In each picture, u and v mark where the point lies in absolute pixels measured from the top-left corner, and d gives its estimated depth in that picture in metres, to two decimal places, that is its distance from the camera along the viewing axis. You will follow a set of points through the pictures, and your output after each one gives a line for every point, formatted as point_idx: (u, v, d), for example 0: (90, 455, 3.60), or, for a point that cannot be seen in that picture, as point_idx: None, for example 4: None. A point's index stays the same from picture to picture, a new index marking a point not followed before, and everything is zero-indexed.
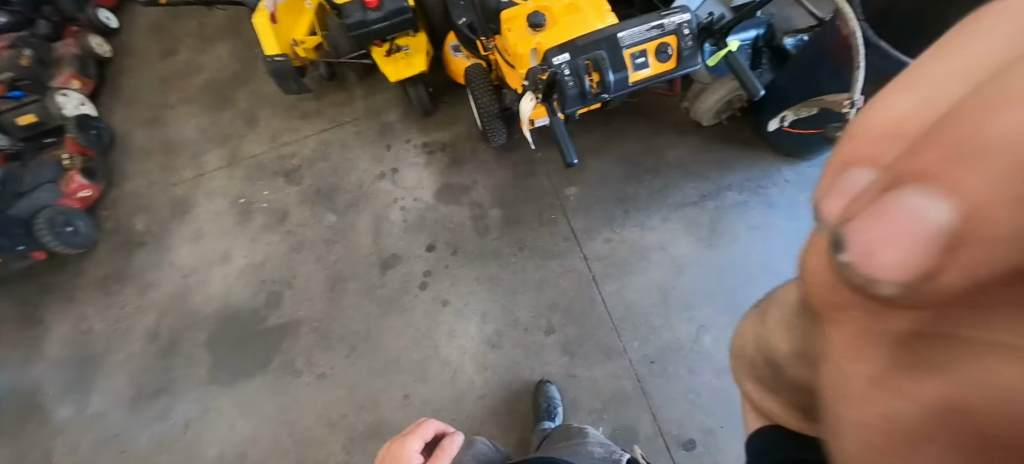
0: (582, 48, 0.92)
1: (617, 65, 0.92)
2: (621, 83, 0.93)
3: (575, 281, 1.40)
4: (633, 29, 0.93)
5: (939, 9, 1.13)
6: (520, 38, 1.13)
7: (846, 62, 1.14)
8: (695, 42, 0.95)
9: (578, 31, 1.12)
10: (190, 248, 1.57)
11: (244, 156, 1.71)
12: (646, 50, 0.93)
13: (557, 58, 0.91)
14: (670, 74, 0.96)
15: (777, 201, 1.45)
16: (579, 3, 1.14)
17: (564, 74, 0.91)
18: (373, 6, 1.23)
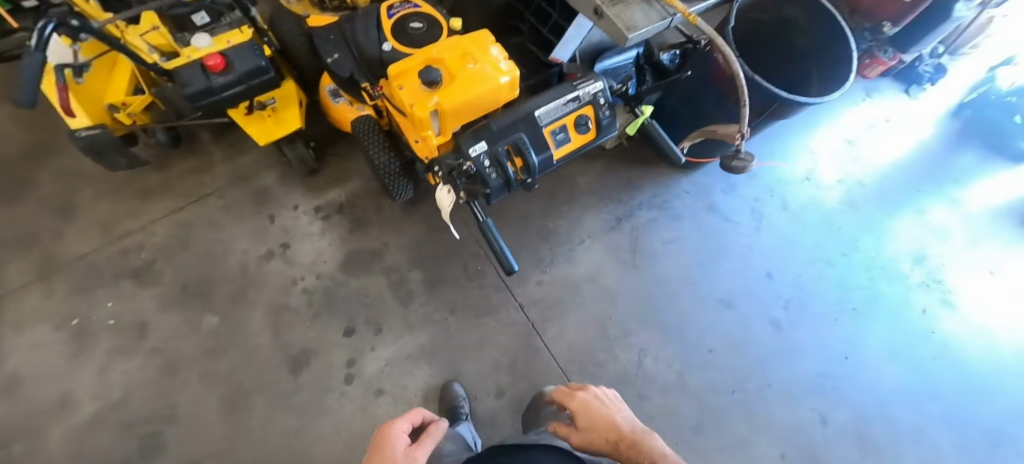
0: (499, 133, 0.81)
1: (540, 146, 0.82)
2: (547, 163, 0.83)
3: (515, 332, 1.33)
4: (549, 105, 0.84)
5: (789, 35, 1.36)
6: (415, 98, 1.00)
7: (730, 94, 1.22)
8: (612, 110, 0.89)
9: (479, 87, 1.02)
10: (4, 403, 1.16)
11: (64, 259, 1.30)
12: (566, 125, 0.84)
13: (473, 147, 0.80)
14: (592, 143, 0.89)
15: (682, 212, 1.55)
16: (473, 54, 1.04)
17: (485, 165, 0.77)
18: (218, 69, 0.98)
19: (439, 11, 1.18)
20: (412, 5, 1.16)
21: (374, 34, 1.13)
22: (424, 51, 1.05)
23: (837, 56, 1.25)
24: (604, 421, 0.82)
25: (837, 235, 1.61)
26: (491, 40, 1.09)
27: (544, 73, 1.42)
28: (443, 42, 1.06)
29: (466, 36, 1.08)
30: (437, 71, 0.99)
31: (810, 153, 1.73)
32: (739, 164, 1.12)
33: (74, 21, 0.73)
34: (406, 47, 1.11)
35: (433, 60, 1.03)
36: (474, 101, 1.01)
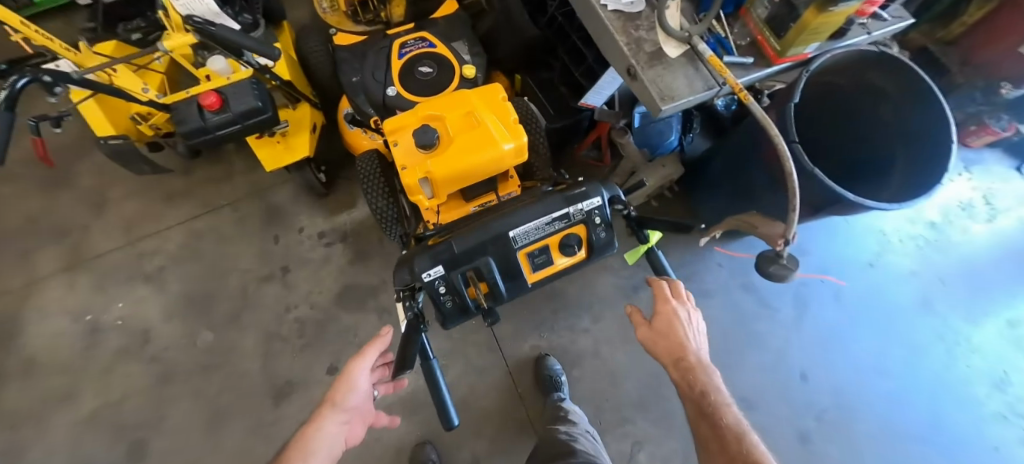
0: (459, 256, 0.63)
1: (509, 274, 0.66)
2: (515, 291, 0.68)
3: (502, 398, 1.25)
4: (529, 225, 0.65)
5: (870, 105, 1.14)
6: (409, 160, 0.92)
7: (781, 181, 1.00)
8: (610, 229, 0.69)
9: (477, 155, 0.89)
10: (23, 386, 1.25)
11: (88, 255, 1.36)
12: (546, 248, 0.67)
13: (426, 272, 0.62)
14: (579, 266, 0.72)
15: (712, 288, 1.38)
16: (478, 113, 0.93)
17: (438, 293, 0.64)
18: (213, 107, 0.95)
19: (454, 51, 1.23)
20: (426, 44, 1.22)
21: (380, 75, 1.18)
22: (428, 105, 0.96)
23: (931, 143, 1.02)
24: (676, 335, 0.75)
25: (897, 339, 1.37)
26: (503, 97, 0.98)
27: (575, 116, 1.31)
28: (450, 97, 0.96)
29: (477, 90, 0.97)
30: (433, 133, 0.89)
31: (882, 234, 1.48)
32: (779, 270, 0.94)
33: (47, 76, 0.72)
34: (410, 92, 1.17)
35: (435, 118, 0.94)
36: (470, 170, 0.90)
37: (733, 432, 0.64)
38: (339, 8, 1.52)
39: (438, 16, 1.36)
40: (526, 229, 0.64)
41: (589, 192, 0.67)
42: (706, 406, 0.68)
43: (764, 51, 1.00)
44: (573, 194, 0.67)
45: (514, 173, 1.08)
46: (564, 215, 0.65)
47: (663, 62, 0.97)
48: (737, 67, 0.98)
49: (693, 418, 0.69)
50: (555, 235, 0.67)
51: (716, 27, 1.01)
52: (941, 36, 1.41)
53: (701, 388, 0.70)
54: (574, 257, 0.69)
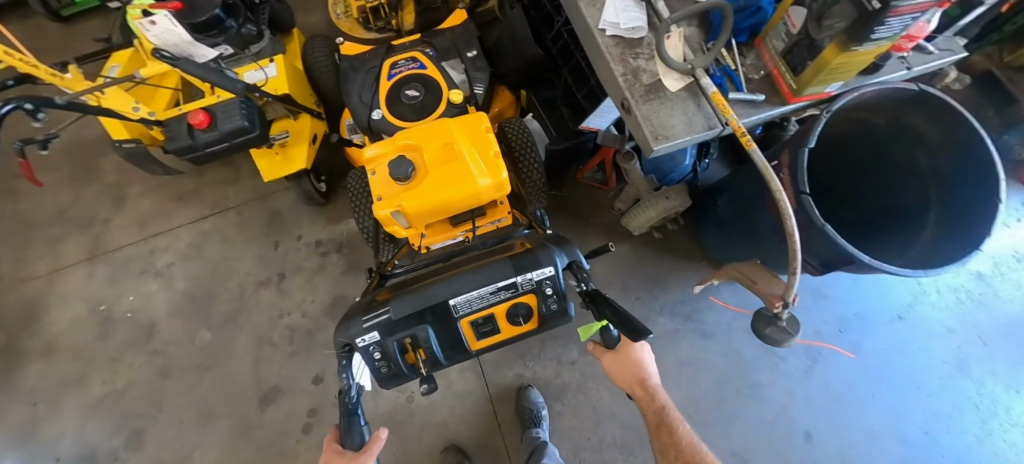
0: (397, 323, 0.69)
1: (447, 339, 0.72)
2: (455, 355, 0.74)
3: (479, 426, 1.22)
4: (471, 294, 0.70)
5: (907, 148, 1.00)
6: (384, 190, 0.89)
7: (779, 231, 0.97)
8: (559, 299, 0.74)
9: (452, 190, 0.86)
10: (42, 366, 1.35)
11: (107, 247, 1.45)
12: (490, 316, 0.73)
13: (362, 337, 0.69)
14: (526, 333, 0.77)
15: (713, 330, 1.29)
16: (457, 144, 0.89)
17: (373, 357, 0.71)
18: (202, 126, 0.97)
19: (444, 71, 1.20)
20: (416, 65, 1.19)
21: (368, 97, 1.18)
22: (408, 133, 0.94)
23: (975, 199, 0.87)
24: (636, 367, 0.84)
25: (921, 403, 1.24)
26: (487, 127, 0.94)
27: (576, 138, 1.26)
28: (431, 125, 0.93)
29: (460, 118, 0.95)
30: (408, 166, 0.86)
31: (917, 284, 1.33)
32: (775, 334, 0.85)
33: (29, 103, 0.75)
34: (394, 115, 1.15)
35: (414, 148, 0.91)
36: (444, 206, 0.87)
37: (687, 443, 0.78)
38: (351, 15, 1.53)
39: (444, 28, 1.30)
40: (467, 299, 0.69)
41: (540, 261, 0.71)
42: (667, 426, 0.80)
43: (778, 87, 0.87)
44: (524, 263, 0.71)
45: (504, 200, 1.01)
46: (510, 284, 0.70)
47: (661, 95, 0.87)
48: (746, 104, 0.86)
49: (653, 432, 0.81)
50: (500, 303, 0.72)
51: (725, 57, 0.89)
52: (1009, 61, 1.38)
53: (658, 409, 0.82)
54: (518, 324, 0.74)
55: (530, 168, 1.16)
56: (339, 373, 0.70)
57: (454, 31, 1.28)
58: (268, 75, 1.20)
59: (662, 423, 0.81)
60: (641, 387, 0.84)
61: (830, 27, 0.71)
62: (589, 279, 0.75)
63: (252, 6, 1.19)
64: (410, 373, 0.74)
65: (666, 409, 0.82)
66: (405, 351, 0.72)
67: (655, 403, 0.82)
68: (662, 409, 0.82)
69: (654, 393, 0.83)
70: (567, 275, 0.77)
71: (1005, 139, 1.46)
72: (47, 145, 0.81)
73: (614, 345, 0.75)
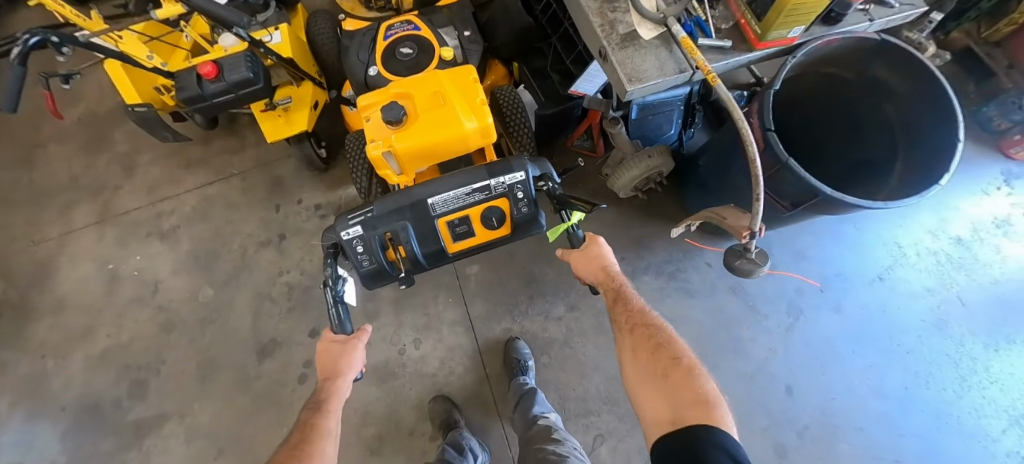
0: (379, 218, 0.78)
1: (425, 237, 0.81)
2: (433, 253, 0.84)
3: (468, 377, 1.26)
4: (448, 194, 0.79)
5: (877, 100, 1.05)
6: (375, 133, 0.94)
7: (744, 180, 1.06)
8: (528, 204, 0.83)
9: (439, 134, 0.92)
10: (51, 322, 1.41)
11: (116, 211, 1.51)
12: (466, 217, 0.82)
13: (346, 231, 0.78)
14: (499, 238, 0.87)
15: (697, 288, 1.33)
16: (445, 94, 0.96)
17: (356, 250, 0.79)
18: (211, 77, 1.05)
19: (438, 34, 1.25)
20: (412, 27, 1.24)
21: (365, 55, 1.24)
22: (401, 83, 1.00)
23: (936, 139, 0.92)
24: (594, 256, 0.85)
25: (899, 360, 1.27)
26: (474, 79, 1.00)
27: (566, 103, 1.31)
28: (422, 76, 1.00)
29: (448, 71, 1.01)
30: (400, 109, 0.92)
31: (897, 247, 1.36)
32: (744, 265, 0.88)
33: (54, 37, 0.82)
34: (389, 72, 1.20)
35: (406, 96, 0.98)
36: (433, 148, 0.93)
37: (639, 312, 0.78)
38: None
39: (441, 5, 1.36)
40: (445, 197, 0.78)
41: (512, 167, 0.80)
42: (626, 302, 0.80)
43: (746, 35, 0.93)
44: (497, 169, 0.80)
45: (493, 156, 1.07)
46: (484, 186, 0.79)
47: (636, 43, 0.93)
48: (714, 51, 0.92)
49: (612, 309, 0.81)
50: (475, 205, 0.81)
51: (696, 8, 0.95)
52: (987, 36, 1.42)
53: (615, 291, 0.82)
54: (491, 227, 0.84)
55: (521, 133, 1.23)
56: (326, 266, 0.82)
57: (450, 9, 1.34)
58: (273, 42, 1.23)
59: (619, 300, 0.80)
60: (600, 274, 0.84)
61: None
62: (558, 186, 0.84)
63: None
64: (391, 270, 0.84)
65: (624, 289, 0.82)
66: (387, 247, 0.81)
67: (613, 285, 0.82)
68: (620, 288, 0.82)
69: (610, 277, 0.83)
70: (538, 183, 0.85)
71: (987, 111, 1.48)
72: (68, 80, 0.92)
73: (579, 243, 0.89)
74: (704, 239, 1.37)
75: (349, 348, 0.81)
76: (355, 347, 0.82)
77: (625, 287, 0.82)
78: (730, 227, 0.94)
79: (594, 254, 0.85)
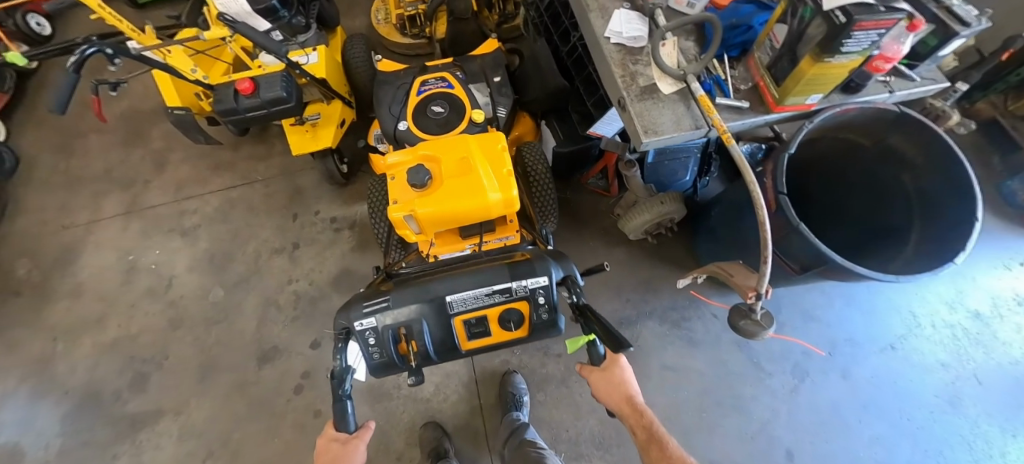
0: (395, 312, 0.68)
1: (439, 336, 0.70)
2: (447, 353, 0.72)
3: (460, 405, 1.26)
4: (468, 292, 0.69)
5: (893, 170, 1.05)
6: (400, 196, 0.94)
7: (753, 239, 1.07)
8: (551, 312, 0.72)
9: (463, 203, 0.91)
10: (67, 306, 1.45)
11: (143, 205, 1.58)
12: (485, 317, 0.71)
13: (360, 322, 0.68)
14: (514, 340, 0.75)
15: (701, 339, 1.30)
16: (472, 160, 0.95)
17: (367, 343, 0.68)
18: (247, 93, 1.10)
19: (470, 92, 1.26)
20: (444, 85, 1.26)
21: (396, 109, 1.24)
22: (429, 145, 1.01)
23: (953, 215, 0.90)
24: (615, 384, 0.75)
25: (911, 437, 1.19)
26: (502, 147, 1.00)
27: (583, 144, 1.34)
28: (451, 140, 1.00)
29: (478, 137, 1.01)
30: (426, 174, 0.91)
31: (912, 316, 1.31)
32: (749, 327, 0.86)
33: (109, 49, 0.88)
34: (419, 129, 1.21)
35: (433, 159, 0.98)
36: (456, 215, 0.91)
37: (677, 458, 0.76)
38: (390, 21, 1.73)
39: (475, 54, 1.34)
40: (464, 296, 0.68)
41: (536, 270, 0.70)
42: (656, 444, 0.77)
43: (764, 97, 0.95)
44: (520, 270, 0.71)
45: (513, 219, 1.05)
46: (505, 288, 0.69)
47: (655, 96, 0.96)
48: (732, 110, 0.94)
49: (644, 446, 0.78)
50: (494, 307, 0.71)
51: (716, 68, 0.98)
52: (1013, 110, 1.41)
53: (642, 430, 0.77)
54: (508, 330, 0.72)
55: (542, 181, 1.19)
56: (334, 355, 0.68)
57: (484, 57, 1.32)
58: (309, 63, 1.32)
59: (649, 441, 0.77)
60: (623, 408, 0.76)
61: (810, 40, 0.81)
62: (582, 293, 0.72)
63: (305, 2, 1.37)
64: (400, 364, 0.71)
65: (652, 426, 0.77)
66: (400, 342, 0.70)
67: (639, 424, 0.77)
68: (647, 427, 0.77)
69: (636, 413, 0.77)
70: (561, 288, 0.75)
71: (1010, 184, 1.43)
72: (116, 88, 0.97)
73: (597, 362, 0.75)
74: (707, 292, 1.36)
75: (351, 448, 0.72)
76: (356, 448, 0.72)
77: (651, 423, 0.77)
78: (733, 282, 0.93)
79: (613, 382, 0.75)
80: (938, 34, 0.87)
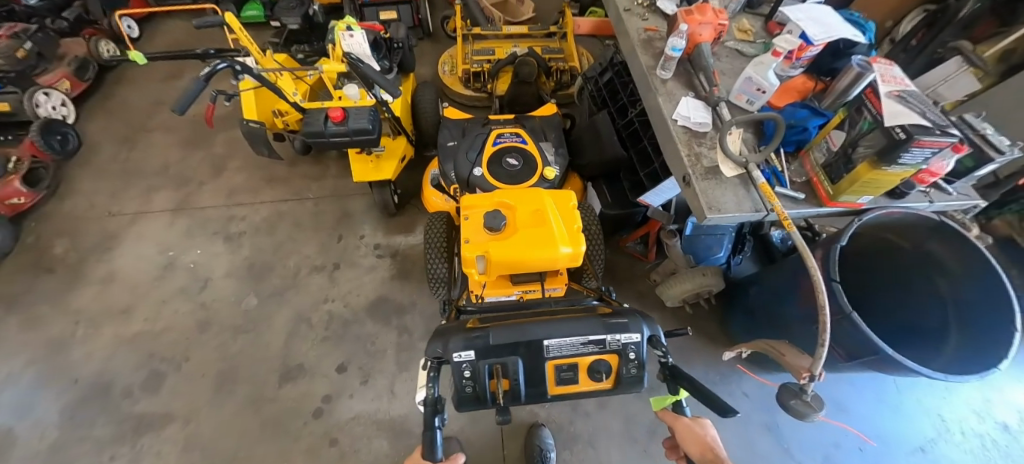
0: (492, 347, 0.68)
1: (531, 379, 0.69)
2: (534, 396, 0.71)
3: (484, 453, 1.22)
4: (565, 340, 0.68)
5: (930, 274, 1.12)
6: (473, 236, 1.00)
7: (796, 320, 1.11)
8: (642, 368, 0.71)
9: (536, 253, 0.96)
10: (96, 292, 1.45)
11: (193, 204, 1.61)
12: (577, 365, 0.70)
13: (457, 354, 0.67)
14: (602, 392, 0.72)
15: (731, 416, 1.31)
16: (546, 212, 1.01)
17: (461, 376, 0.68)
18: (337, 120, 1.19)
19: (541, 151, 1.36)
20: (518, 140, 1.36)
21: (473, 155, 1.33)
22: (505, 193, 1.07)
23: (993, 323, 0.96)
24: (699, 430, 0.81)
25: None
26: (574, 205, 1.08)
27: (630, 209, 1.42)
28: (527, 192, 1.06)
29: (551, 193, 1.08)
30: (502, 220, 0.98)
31: (941, 421, 1.32)
32: (800, 407, 0.87)
33: (239, 65, 0.99)
34: (492, 176, 1.29)
35: (509, 206, 1.04)
36: (528, 260, 0.96)
37: None
38: (455, 73, 1.88)
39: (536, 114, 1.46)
40: (562, 343, 0.67)
41: (630, 325, 0.70)
42: None
43: (817, 192, 1.05)
44: (614, 323, 0.70)
45: (564, 271, 1.10)
46: (600, 340, 0.68)
47: (717, 178, 1.05)
48: (787, 200, 1.03)
49: None
50: (586, 356, 0.70)
51: (774, 159, 1.09)
52: None
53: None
54: (599, 383, 0.70)
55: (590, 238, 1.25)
56: (426, 383, 0.68)
57: (543, 118, 1.44)
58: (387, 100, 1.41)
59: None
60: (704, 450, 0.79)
61: (863, 150, 0.91)
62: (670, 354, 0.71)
63: (392, 48, 1.52)
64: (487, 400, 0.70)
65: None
66: (491, 377, 0.69)
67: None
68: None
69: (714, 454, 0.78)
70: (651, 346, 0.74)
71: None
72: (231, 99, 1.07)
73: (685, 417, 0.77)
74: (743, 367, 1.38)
75: None
76: None
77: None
78: (785, 361, 0.96)
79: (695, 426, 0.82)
80: (974, 157, 0.98)
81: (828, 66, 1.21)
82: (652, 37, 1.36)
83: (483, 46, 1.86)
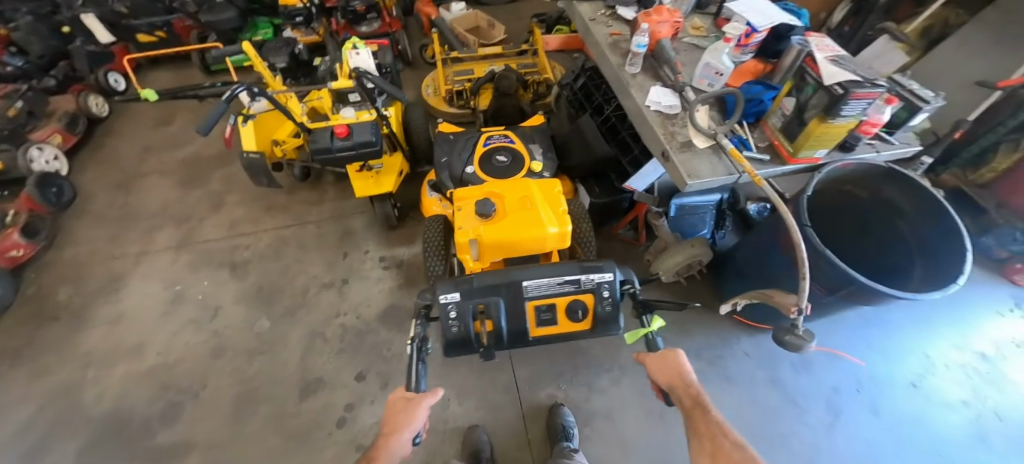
0: (477, 289, 0.85)
1: (514, 317, 0.86)
2: (516, 335, 0.88)
3: (510, 440, 1.26)
4: (543, 281, 0.86)
5: (890, 218, 1.25)
6: (465, 222, 1.08)
7: (782, 272, 1.21)
8: (612, 305, 0.88)
9: (528, 231, 1.04)
10: (104, 333, 1.45)
11: (195, 239, 1.65)
12: (553, 304, 0.87)
13: (444, 296, 0.84)
14: (579, 331, 0.90)
15: (737, 376, 1.38)
16: (532, 200, 1.10)
17: (449, 316, 0.84)
18: (342, 135, 1.27)
19: (529, 149, 1.46)
20: (507, 140, 1.47)
21: (465, 156, 1.43)
22: (494, 185, 1.16)
23: (949, 249, 1.08)
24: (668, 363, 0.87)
25: None
26: (558, 191, 1.16)
27: (616, 196, 1.55)
28: (513, 182, 1.16)
29: (539, 182, 1.18)
30: (491, 206, 1.07)
31: (926, 358, 1.42)
32: (794, 340, 0.95)
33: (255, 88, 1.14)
34: (485, 173, 1.39)
35: (497, 195, 1.13)
36: (524, 238, 1.04)
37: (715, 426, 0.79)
38: (438, 94, 2.00)
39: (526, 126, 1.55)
40: (539, 282, 0.85)
41: (602, 268, 0.88)
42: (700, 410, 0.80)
43: (779, 153, 1.17)
44: (588, 267, 0.88)
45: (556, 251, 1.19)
46: (575, 279, 0.86)
47: (692, 150, 1.17)
48: (755, 161, 1.15)
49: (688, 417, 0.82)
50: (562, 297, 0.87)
51: (738, 129, 1.22)
52: None
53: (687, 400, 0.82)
54: (573, 321, 0.88)
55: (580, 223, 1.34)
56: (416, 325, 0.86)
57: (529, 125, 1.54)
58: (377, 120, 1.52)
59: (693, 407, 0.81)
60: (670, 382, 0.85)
61: (812, 108, 1.05)
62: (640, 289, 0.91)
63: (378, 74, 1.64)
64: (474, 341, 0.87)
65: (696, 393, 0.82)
66: (476, 319, 0.86)
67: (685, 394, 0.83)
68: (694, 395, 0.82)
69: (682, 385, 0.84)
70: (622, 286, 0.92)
71: (982, 241, 1.57)
72: None
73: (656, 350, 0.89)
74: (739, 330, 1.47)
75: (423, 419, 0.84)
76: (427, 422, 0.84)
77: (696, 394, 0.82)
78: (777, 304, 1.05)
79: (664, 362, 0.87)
80: (907, 108, 1.12)
81: (773, 49, 1.37)
82: (618, 40, 1.51)
83: (461, 68, 2.00)
